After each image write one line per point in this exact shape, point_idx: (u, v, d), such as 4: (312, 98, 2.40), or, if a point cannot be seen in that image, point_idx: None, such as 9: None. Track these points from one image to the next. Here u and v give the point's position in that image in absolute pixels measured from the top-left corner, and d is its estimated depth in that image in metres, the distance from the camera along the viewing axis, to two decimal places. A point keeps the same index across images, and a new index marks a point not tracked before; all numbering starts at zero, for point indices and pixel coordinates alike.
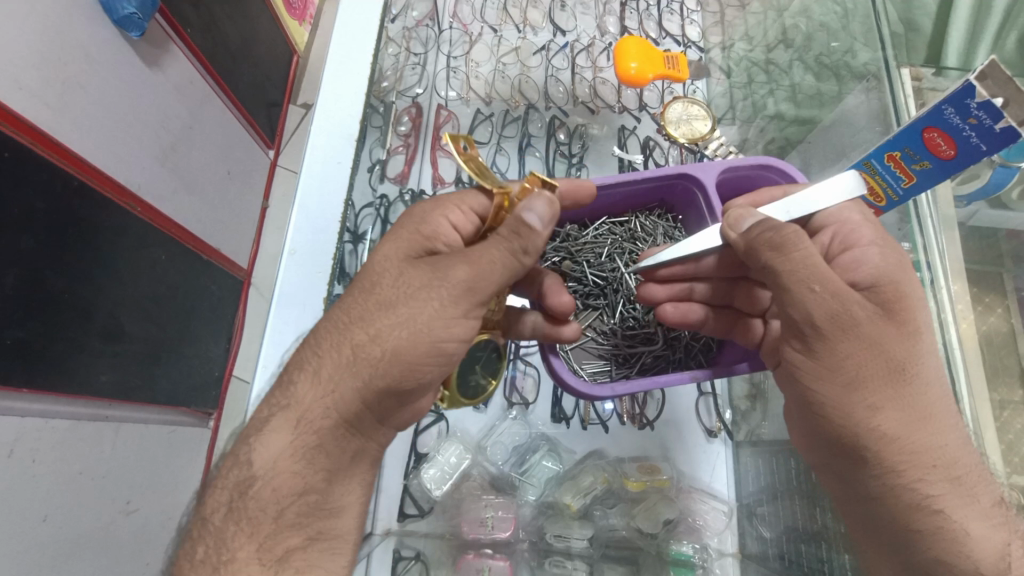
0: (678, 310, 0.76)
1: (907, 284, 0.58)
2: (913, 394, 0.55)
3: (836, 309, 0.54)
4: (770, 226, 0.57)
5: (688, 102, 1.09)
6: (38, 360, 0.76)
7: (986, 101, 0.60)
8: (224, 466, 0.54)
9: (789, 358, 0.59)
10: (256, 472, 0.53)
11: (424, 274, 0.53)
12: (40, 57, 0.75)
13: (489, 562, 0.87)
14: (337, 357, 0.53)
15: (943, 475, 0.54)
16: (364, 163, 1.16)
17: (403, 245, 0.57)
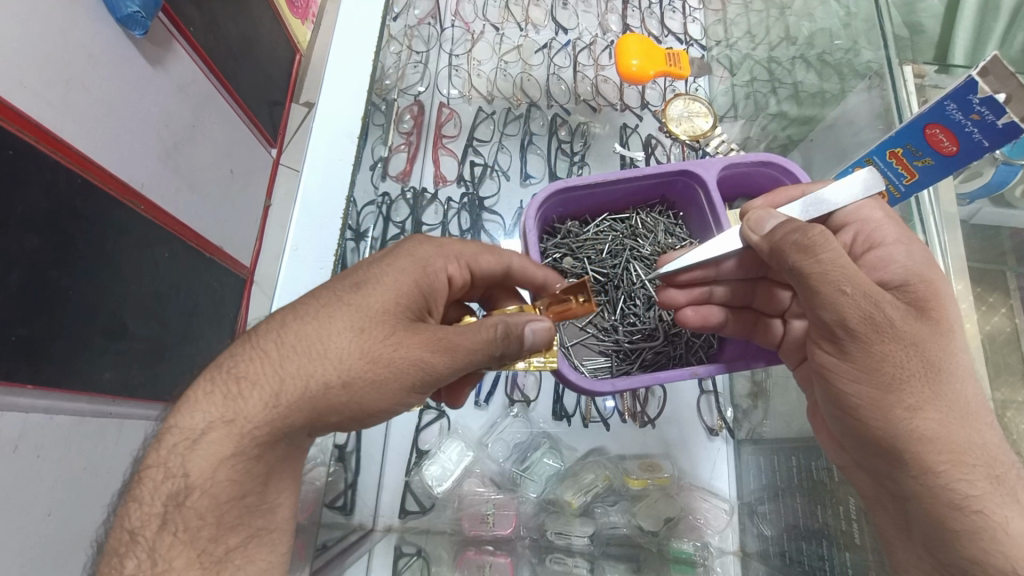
0: (699, 315, 0.75)
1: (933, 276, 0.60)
2: (953, 392, 0.54)
3: (868, 308, 0.53)
4: (795, 228, 0.57)
5: (690, 100, 1.09)
6: (42, 356, 0.77)
7: (987, 96, 0.60)
8: (154, 469, 0.50)
9: (823, 362, 0.59)
10: (191, 480, 0.49)
11: (410, 332, 0.55)
12: (44, 56, 0.75)
13: (489, 559, 0.87)
14: (282, 372, 0.52)
15: (986, 474, 0.52)
16: (366, 160, 1.10)
17: (403, 293, 0.58)
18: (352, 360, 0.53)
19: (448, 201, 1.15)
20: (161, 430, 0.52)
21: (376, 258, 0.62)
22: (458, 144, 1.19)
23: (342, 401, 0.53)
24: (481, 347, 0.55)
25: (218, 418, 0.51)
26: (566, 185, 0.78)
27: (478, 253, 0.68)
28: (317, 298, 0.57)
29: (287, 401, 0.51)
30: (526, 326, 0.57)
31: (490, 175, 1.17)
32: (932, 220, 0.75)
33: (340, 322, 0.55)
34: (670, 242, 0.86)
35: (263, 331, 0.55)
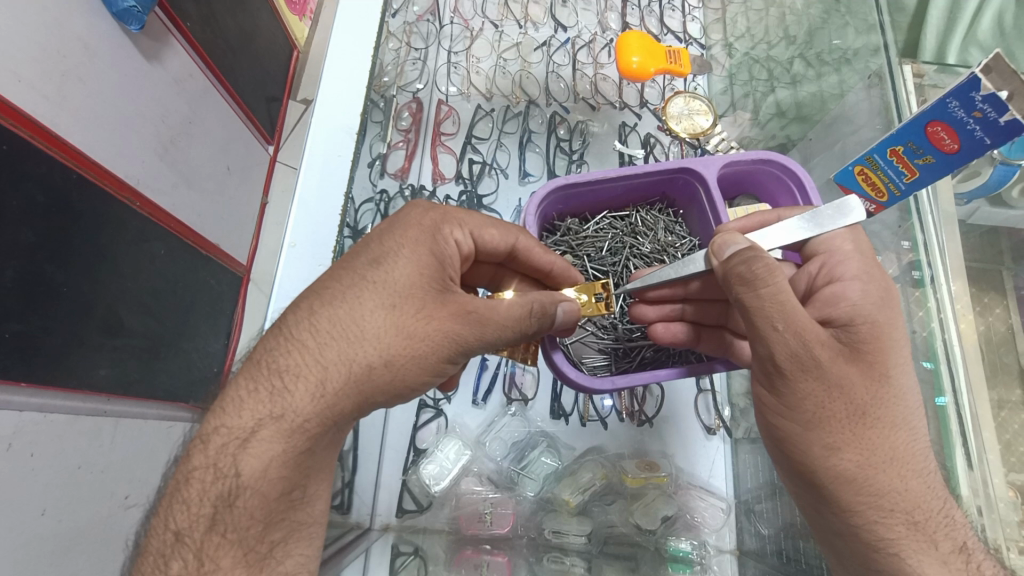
0: (666, 330, 0.76)
1: (889, 312, 0.59)
2: (873, 436, 0.55)
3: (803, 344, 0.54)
4: (745, 257, 0.55)
5: (690, 97, 1.09)
6: (36, 353, 0.76)
7: (991, 93, 0.59)
8: (201, 471, 0.51)
9: (756, 394, 0.60)
10: (243, 480, 0.50)
11: (440, 306, 0.56)
12: (39, 49, 0.74)
13: (487, 558, 0.87)
14: (323, 360, 0.53)
15: (903, 518, 0.54)
16: (364, 158, 1.15)
17: (425, 266, 0.58)
18: (389, 339, 0.54)
19: (446, 198, 1.13)
20: (204, 433, 0.52)
21: (382, 228, 0.61)
22: (457, 141, 1.18)
23: (385, 379, 0.54)
24: (515, 323, 0.60)
25: (266, 416, 0.51)
26: (568, 183, 0.78)
27: (484, 224, 0.66)
28: (339, 280, 0.57)
29: (333, 388, 0.52)
30: (557, 305, 0.64)
31: (489, 173, 1.16)
32: (930, 221, 0.76)
33: (368, 301, 0.55)
34: (670, 239, 0.86)
35: (293, 320, 0.55)
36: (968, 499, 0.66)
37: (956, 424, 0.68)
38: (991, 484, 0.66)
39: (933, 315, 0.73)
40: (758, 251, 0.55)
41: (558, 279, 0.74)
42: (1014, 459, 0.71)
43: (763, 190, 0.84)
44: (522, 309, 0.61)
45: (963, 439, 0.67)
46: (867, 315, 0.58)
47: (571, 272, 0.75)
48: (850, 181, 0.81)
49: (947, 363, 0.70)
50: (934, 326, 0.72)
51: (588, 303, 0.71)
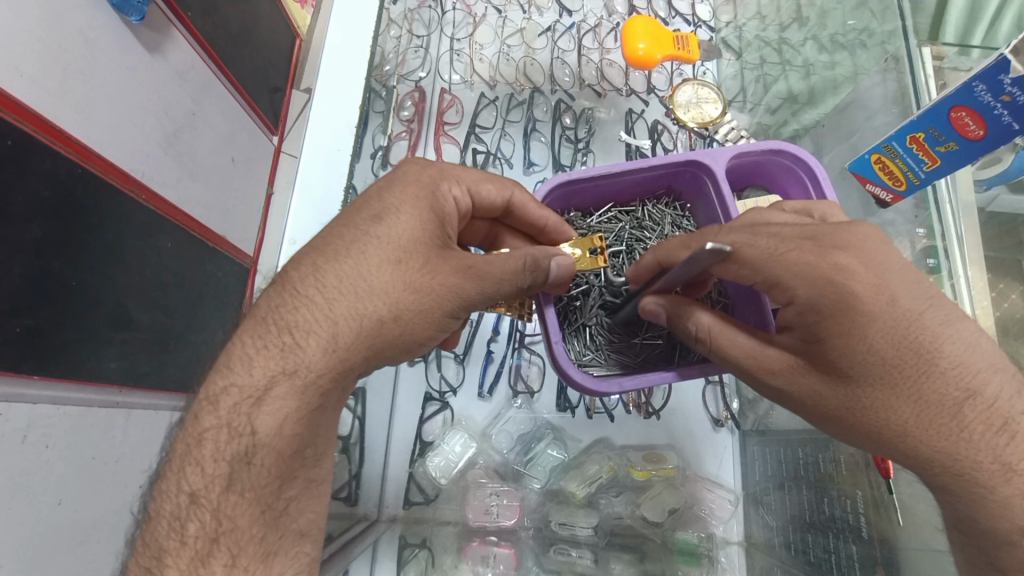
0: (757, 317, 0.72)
1: (846, 304, 0.51)
2: (897, 416, 0.52)
3: (748, 357, 0.58)
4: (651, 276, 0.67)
5: (699, 85, 1.06)
6: (46, 349, 0.76)
7: (1020, 75, 0.57)
8: (215, 432, 0.50)
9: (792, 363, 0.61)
10: (259, 439, 0.50)
11: (443, 262, 0.58)
12: (39, 42, 0.73)
13: (493, 550, 0.87)
14: (333, 315, 0.53)
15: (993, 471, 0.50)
16: (367, 150, 1.15)
17: (426, 221, 0.59)
18: (395, 292, 0.55)
19: None
20: (211, 394, 0.51)
21: (381, 184, 0.61)
22: (461, 131, 1.17)
23: (395, 333, 0.56)
24: (510, 276, 0.59)
25: (279, 372, 0.51)
26: (572, 177, 0.76)
27: (479, 180, 0.66)
28: (341, 237, 0.57)
29: (345, 343, 0.53)
30: (552, 259, 0.61)
31: (493, 163, 1.14)
32: (948, 208, 0.74)
33: (375, 257, 0.56)
34: (678, 234, 0.84)
35: (298, 277, 0.55)
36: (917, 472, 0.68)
37: None
38: None
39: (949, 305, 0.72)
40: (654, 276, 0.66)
41: (553, 234, 0.73)
42: None
43: (773, 181, 0.82)
44: (514, 262, 0.59)
45: None
46: (822, 312, 0.52)
47: (565, 225, 0.73)
48: (866, 169, 0.79)
49: None
50: None
51: (582, 256, 0.70)
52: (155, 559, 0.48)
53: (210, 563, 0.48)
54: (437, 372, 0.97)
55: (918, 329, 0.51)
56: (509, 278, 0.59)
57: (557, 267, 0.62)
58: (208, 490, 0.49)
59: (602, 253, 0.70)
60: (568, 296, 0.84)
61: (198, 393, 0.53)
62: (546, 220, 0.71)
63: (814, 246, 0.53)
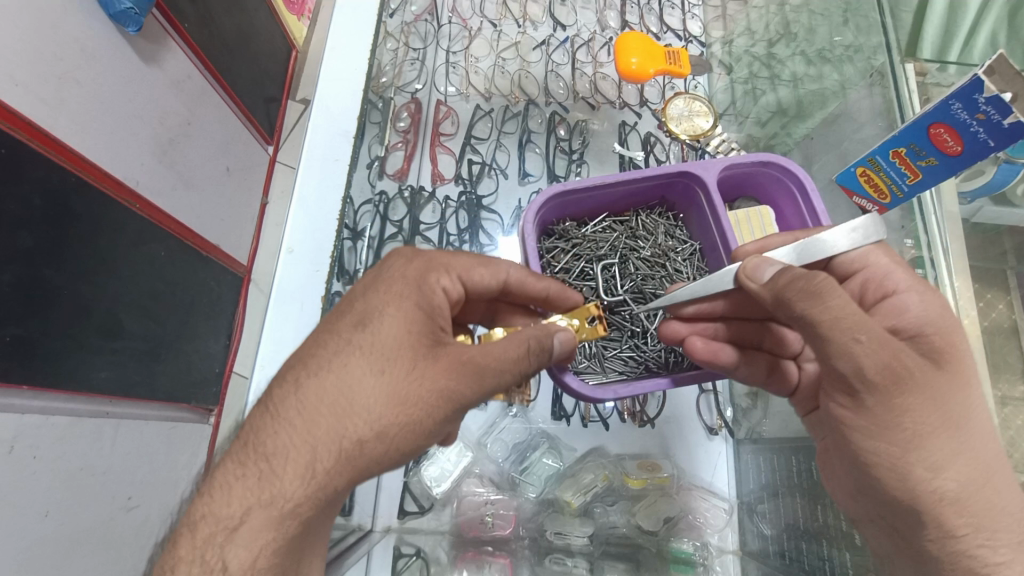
0: (707, 347, 0.70)
1: (953, 338, 0.55)
2: (962, 459, 0.53)
3: (881, 368, 0.50)
4: (797, 274, 0.52)
5: (690, 98, 1.09)
6: (34, 358, 0.76)
7: (993, 95, 0.59)
8: (187, 563, 0.49)
9: (834, 412, 0.56)
10: (229, 575, 0.48)
11: (430, 364, 0.54)
12: (35, 52, 0.74)
13: (489, 560, 0.88)
14: (311, 440, 0.51)
15: (1007, 538, 0.52)
16: (364, 160, 1.16)
17: (410, 321, 0.55)
18: (379, 408, 0.52)
19: (446, 199, 1.14)
20: (192, 519, 0.51)
21: (366, 282, 0.59)
22: (457, 142, 1.18)
23: (381, 449, 0.52)
24: (511, 366, 0.55)
25: (255, 502, 0.49)
26: (568, 187, 0.77)
27: (470, 265, 0.64)
28: (325, 346, 0.55)
29: (324, 469, 0.50)
30: (556, 337, 0.59)
31: (488, 174, 1.16)
32: (933, 219, 0.75)
33: (357, 369, 0.53)
34: (671, 244, 0.86)
35: (280, 395, 0.53)
36: None
37: None
38: None
39: None
40: (790, 268, 0.53)
41: (556, 302, 0.72)
42: None
43: (764, 193, 0.84)
44: (518, 348, 0.56)
45: None
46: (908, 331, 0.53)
47: (568, 291, 0.72)
48: (851, 181, 0.81)
49: None
50: None
51: (581, 326, 0.68)
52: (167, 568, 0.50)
53: None
54: None
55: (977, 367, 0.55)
56: (504, 369, 0.55)
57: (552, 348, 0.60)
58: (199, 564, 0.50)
59: (601, 323, 0.68)
60: None
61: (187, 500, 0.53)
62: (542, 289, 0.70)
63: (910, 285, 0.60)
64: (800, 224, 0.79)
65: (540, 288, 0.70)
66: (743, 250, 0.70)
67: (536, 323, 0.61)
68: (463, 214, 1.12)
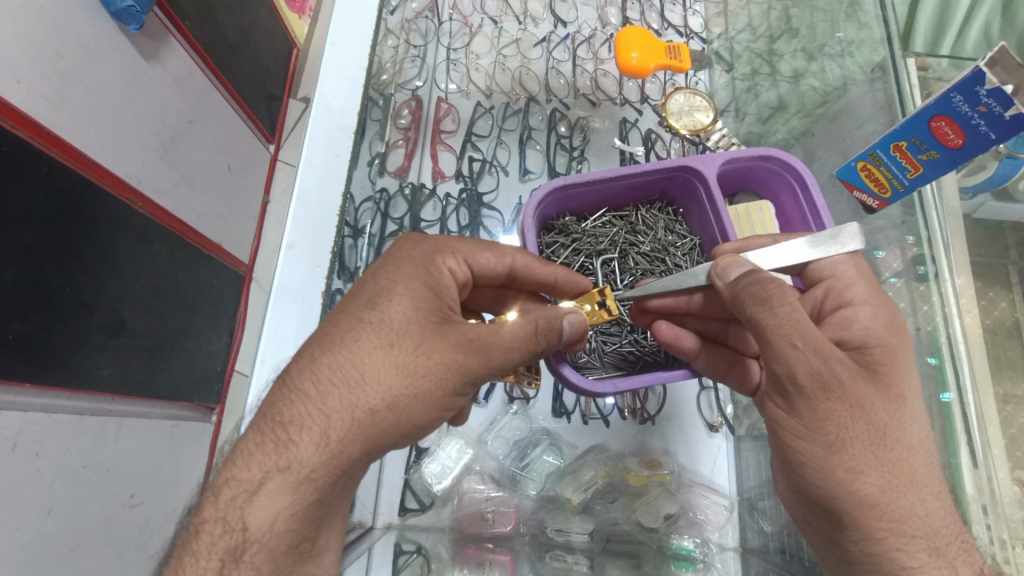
0: (671, 331, 0.73)
1: (898, 355, 0.55)
2: (893, 466, 0.51)
3: (812, 375, 0.50)
4: (756, 279, 0.54)
5: (690, 93, 1.08)
6: (38, 355, 0.76)
7: (996, 87, 0.59)
8: (212, 523, 0.50)
9: (769, 412, 0.55)
10: (249, 534, 0.49)
11: (440, 339, 0.55)
12: (39, 50, 0.74)
13: (489, 556, 0.88)
14: (326, 409, 0.52)
15: (923, 544, 0.50)
16: (364, 157, 1.15)
17: (418, 298, 0.57)
18: (389, 380, 0.53)
19: (446, 196, 1.14)
20: (215, 486, 0.52)
21: (374, 267, 0.61)
22: (457, 140, 1.18)
23: (391, 421, 0.53)
24: (521, 342, 0.58)
25: (273, 468, 0.50)
26: (566, 182, 0.77)
27: (476, 250, 0.66)
28: (336, 324, 0.56)
29: (337, 436, 0.51)
30: (564, 319, 0.62)
31: (489, 171, 1.16)
32: (934, 215, 0.75)
33: (367, 343, 0.54)
34: (671, 239, 0.85)
35: (295, 370, 0.54)
36: (973, 498, 0.65)
37: (959, 420, 0.67)
38: (995, 481, 0.64)
39: (936, 309, 0.72)
40: (761, 272, 0.55)
41: (562, 286, 0.74)
42: (1018, 456, 0.69)
43: (765, 187, 0.83)
44: (526, 328, 0.58)
45: (966, 435, 0.66)
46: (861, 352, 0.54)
47: (574, 276, 0.75)
48: (852, 176, 0.80)
49: (952, 361, 0.69)
50: (937, 321, 0.72)
51: (592, 311, 0.68)
52: (194, 529, 0.51)
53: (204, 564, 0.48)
54: None
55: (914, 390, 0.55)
56: (511, 347, 0.57)
57: (561, 329, 0.61)
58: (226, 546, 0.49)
59: (610, 305, 0.68)
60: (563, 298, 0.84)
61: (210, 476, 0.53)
62: (552, 275, 0.72)
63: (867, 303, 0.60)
64: (802, 220, 0.79)
65: (547, 274, 0.72)
66: (721, 251, 0.69)
67: (543, 306, 0.63)
68: (463, 210, 1.12)
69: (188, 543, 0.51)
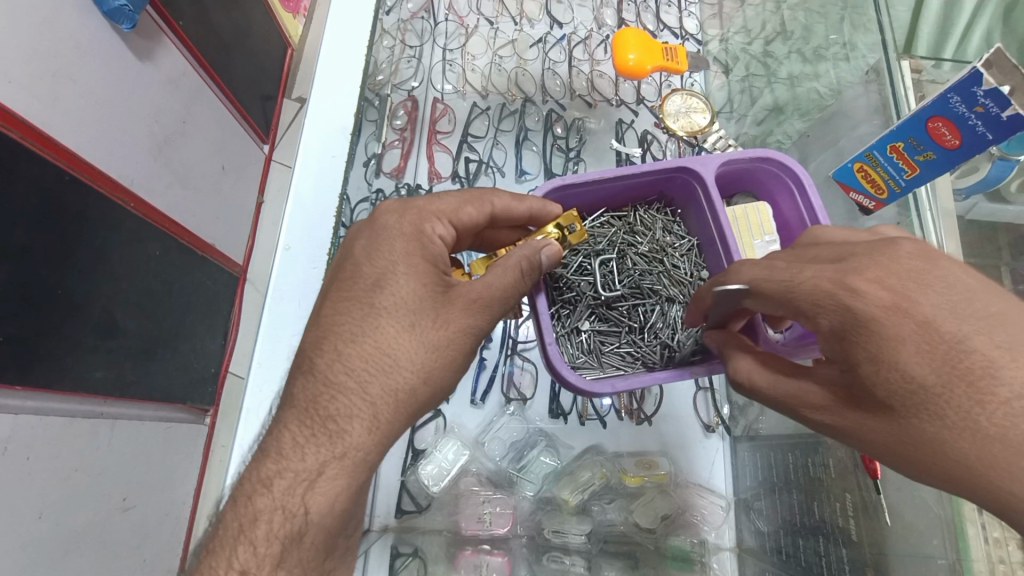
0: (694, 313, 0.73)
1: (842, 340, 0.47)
2: (944, 453, 0.44)
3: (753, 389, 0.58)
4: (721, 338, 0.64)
5: (688, 95, 1.09)
6: (30, 357, 0.75)
7: (992, 88, 0.59)
8: (268, 513, 0.51)
9: None
10: (312, 517, 0.51)
11: (451, 311, 0.58)
12: (31, 50, 0.73)
13: (486, 559, 0.89)
14: (369, 396, 0.55)
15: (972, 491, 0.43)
16: (361, 157, 1.17)
17: (424, 275, 0.59)
18: (422, 358, 0.56)
19: None
20: (263, 479, 0.52)
21: (366, 242, 0.61)
22: (453, 141, 1.18)
23: (428, 393, 0.57)
24: (512, 289, 0.60)
25: (329, 456, 0.52)
26: (564, 183, 0.76)
27: (458, 207, 0.66)
28: (350, 310, 0.58)
29: (386, 418, 0.55)
30: (542, 253, 0.62)
31: (485, 172, 1.16)
32: (929, 215, 0.76)
33: (390, 327, 0.57)
34: (669, 240, 0.86)
35: (321, 362, 0.56)
36: None
37: None
38: None
39: None
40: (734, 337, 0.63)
41: (539, 218, 0.71)
42: None
43: (762, 188, 0.84)
44: (512, 273, 0.60)
45: None
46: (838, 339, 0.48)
47: (549, 205, 0.71)
48: (849, 177, 0.81)
49: None
50: None
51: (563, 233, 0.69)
52: (248, 518, 0.51)
53: None
54: None
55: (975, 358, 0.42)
56: (491, 290, 0.59)
57: (535, 266, 0.61)
58: (247, 558, 0.51)
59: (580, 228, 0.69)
60: (559, 299, 0.84)
61: (247, 476, 0.53)
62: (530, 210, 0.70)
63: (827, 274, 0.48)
64: (800, 222, 0.79)
65: (521, 209, 0.70)
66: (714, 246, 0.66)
67: (521, 241, 0.64)
68: None
69: (239, 532, 0.51)
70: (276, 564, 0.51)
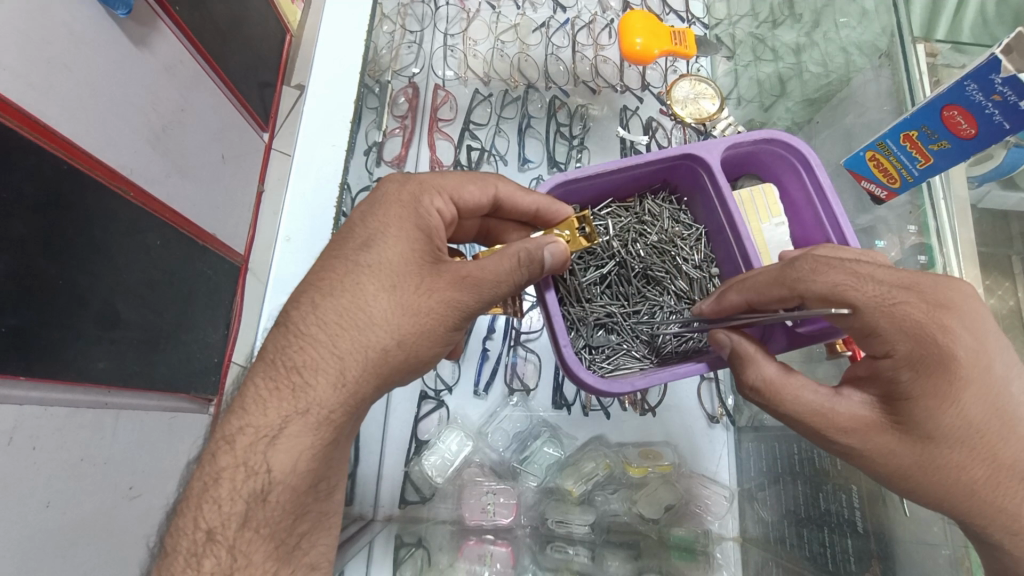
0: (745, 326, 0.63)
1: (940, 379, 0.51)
2: (950, 479, 0.52)
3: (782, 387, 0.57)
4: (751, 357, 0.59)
5: (696, 81, 1.06)
6: (32, 348, 0.75)
7: (1010, 76, 0.57)
8: (231, 470, 0.51)
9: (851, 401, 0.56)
10: (274, 475, 0.51)
11: (436, 278, 0.57)
12: (23, 36, 0.72)
13: (489, 548, 0.87)
14: (338, 352, 0.54)
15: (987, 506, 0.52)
16: (361, 145, 1.16)
17: (413, 240, 0.58)
18: (396, 320, 0.55)
19: None
20: (227, 434, 0.52)
21: (363, 208, 0.61)
22: (454, 129, 1.17)
23: (401, 358, 0.56)
24: (506, 276, 0.58)
25: (291, 412, 0.52)
26: (566, 179, 0.75)
27: (461, 184, 0.65)
28: (333, 269, 0.57)
29: (353, 377, 0.54)
30: (544, 249, 0.59)
31: (488, 160, 1.14)
32: (942, 205, 0.74)
33: (370, 286, 0.56)
34: (677, 230, 0.84)
35: (297, 316, 0.55)
36: None
37: None
38: None
39: None
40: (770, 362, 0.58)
41: (546, 217, 0.70)
42: None
43: (767, 170, 0.82)
44: (508, 262, 0.58)
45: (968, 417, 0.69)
46: (919, 369, 0.51)
47: (558, 204, 0.69)
48: (860, 166, 0.79)
49: None
50: None
51: (573, 237, 0.67)
52: (211, 477, 0.51)
53: (206, 556, 0.49)
54: (432, 372, 0.96)
55: (1009, 402, 0.51)
56: (484, 279, 0.57)
57: (534, 259, 0.59)
58: (225, 526, 0.50)
59: (589, 233, 0.67)
60: (569, 294, 0.82)
61: (213, 432, 0.53)
62: (536, 206, 0.69)
63: (923, 302, 0.52)
64: (808, 203, 0.78)
65: (529, 206, 0.69)
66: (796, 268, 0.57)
67: (524, 238, 0.61)
68: None
69: (203, 491, 0.51)
70: (241, 525, 0.50)
